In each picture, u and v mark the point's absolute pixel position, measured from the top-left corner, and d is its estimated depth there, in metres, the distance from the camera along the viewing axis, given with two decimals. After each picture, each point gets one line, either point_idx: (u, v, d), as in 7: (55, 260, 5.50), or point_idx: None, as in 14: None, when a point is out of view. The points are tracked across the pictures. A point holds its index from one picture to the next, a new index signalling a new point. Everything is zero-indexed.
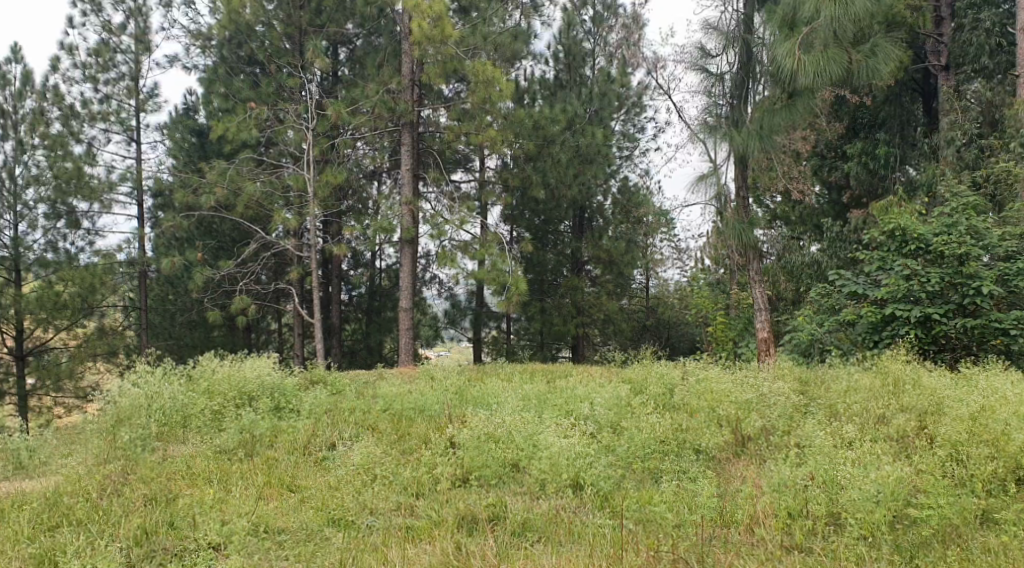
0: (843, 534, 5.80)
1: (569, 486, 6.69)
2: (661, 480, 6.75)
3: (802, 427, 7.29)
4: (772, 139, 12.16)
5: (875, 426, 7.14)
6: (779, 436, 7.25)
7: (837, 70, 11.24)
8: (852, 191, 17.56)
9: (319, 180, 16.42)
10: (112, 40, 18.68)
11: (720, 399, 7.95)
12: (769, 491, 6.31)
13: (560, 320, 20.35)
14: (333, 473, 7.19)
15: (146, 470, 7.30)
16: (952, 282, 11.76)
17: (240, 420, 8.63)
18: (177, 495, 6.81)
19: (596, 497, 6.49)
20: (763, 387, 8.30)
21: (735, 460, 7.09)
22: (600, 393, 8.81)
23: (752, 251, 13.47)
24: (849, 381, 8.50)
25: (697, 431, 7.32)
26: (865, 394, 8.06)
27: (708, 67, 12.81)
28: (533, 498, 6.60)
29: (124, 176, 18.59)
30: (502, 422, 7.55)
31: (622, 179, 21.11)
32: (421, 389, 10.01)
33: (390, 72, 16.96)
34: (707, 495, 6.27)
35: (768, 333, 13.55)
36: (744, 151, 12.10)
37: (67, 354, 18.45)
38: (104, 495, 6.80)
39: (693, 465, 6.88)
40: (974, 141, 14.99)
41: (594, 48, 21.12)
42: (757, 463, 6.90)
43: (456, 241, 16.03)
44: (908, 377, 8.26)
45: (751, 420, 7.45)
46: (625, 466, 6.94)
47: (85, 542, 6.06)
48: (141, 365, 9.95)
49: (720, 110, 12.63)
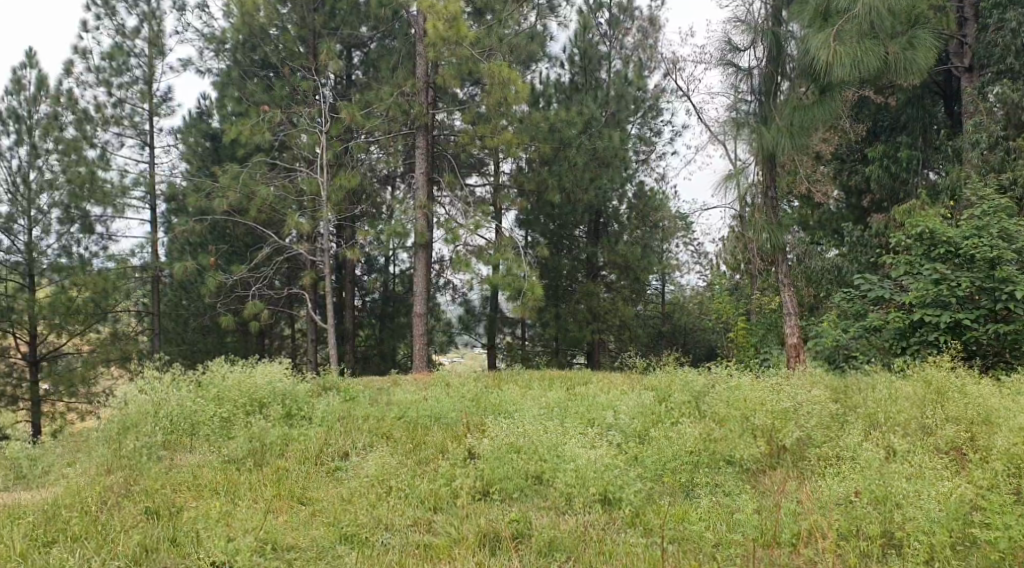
0: (901, 556, 5.48)
1: (597, 500, 6.40)
2: (693, 494, 6.46)
3: (842, 437, 6.97)
4: (803, 137, 11.79)
5: (922, 437, 6.81)
6: (818, 448, 6.93)
7: (874, 63, 10.76)
8: (873, 195, 17.19)
9: (333, 183, 16.22)
10: (126, 44, 18.58)
11: (754, 406, 7.62)
12: (811, 508, 6.00)
13: (575, 327, 20.08)
14: (345, 485, 6.94)
15: (150, 481, 7.06)
16: (983, 287, 11.39)
17: (250, 427, 8.37)
18: (182, 509, 6.57)
19: (627, 514, 6.19)
20: (796, 394, 7.97)
21: (771, 473, 6.78)
22: (623, 401, 8.54)
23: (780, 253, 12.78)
24: (886, 389, 8.17)
25: (731, 442, 7.01)
26: (906, 402, 7.71)
27: (735, 63, 12.47)
28: (559, 514, 6.30)
29: (137, 181, 18.48)
30: (524, 431, 7.26)
31: (638, 183, 20.82)
32: (437, 396, 9.76)
33: (404, 74, 16.73)
34: (747, 514, 5.96)
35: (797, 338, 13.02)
36: (774, 149, 11.81)
37: (79, 359, 18.29)
38: (103, 509, 6.57)
39: (729, 480, 6.57)
40: (1000, 143, 14.59)
41: (611, 51, 20.85)
42: (795, 477, 6.59)
43: (471, 246, 15.75)
44: (946, 383, 7.92)
45: (788, 430, 7.13)
46: (656, 479, 6.65)
47: (83, 560, 5.83)
48: (150, 371, 9.72)
49: (748, 107, 12.30)
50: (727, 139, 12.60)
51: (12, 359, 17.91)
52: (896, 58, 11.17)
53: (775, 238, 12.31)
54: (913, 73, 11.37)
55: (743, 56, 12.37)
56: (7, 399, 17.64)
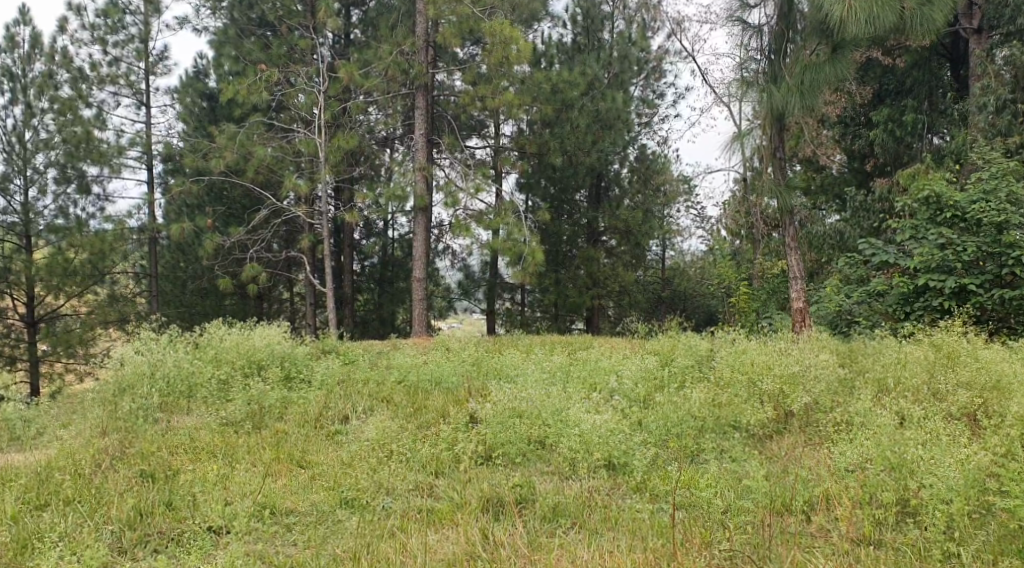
0: (915, 524, 5.44)
1: (602, 466, 6.33)
2: (698, 459, 6.38)
3: (851, 403, 6.88)
4: (814, 97, 11.49)
5: (934, 403, 6.72)
6: (826, 414, 6.85)
7: (891, 18, 10.38)
8: (876, 160, 16.98)
9: (331, 144, 15.96)
10: (122, 1, 18.18)
11: (761, 372, 7.52)
12: (820, 476, 5.94)
13: (575, 292, 19.88)
14: (345, 448, 6.87)
15: (145, 444, 6.98)
16: (989, 252, 11.25)
17: (248, 390, 8.28)
18: (178, 472, 6.50)
19: (632, 479, 6.13)
20: (804, 359, 7.87)
21: (778, 439, 6.69)
22: (626, 365, 8.46)
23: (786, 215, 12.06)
24: (895, 354, 8.07)
25: (738, 407, 6.92)
26: (915, 366, 7.63)
27: (746, 19, 12.02)
28: (563, 479, 6.24)
29: (133, 141, 18.21)
30: (527, 396, 7.17)
31: (640, 146, 20.54)
32: (437, 360, 9.67)
33: (404, 32, 16.38)
34: (755, 480, 5.89)
35: (803, 304, 12.09)
36: (784, 109, 11.48)
37: (77, 321, 18.18)
38: (97, 471, 6.50)
39: (736, 446, 6.50)
40: (1007, 106, 14.32)
41: (613, 11, 20.36)
42: (803, 443, 6.53)
43: (470, 209, 15.56)
44: (953, 350, 7.82)
45: (795, 395, 7.03)
46: (660, 444, 6.58)
47: (77, 524, 5.77)
48: (148, 333, 9.61)
49: (758, 66, 11.91)
50: (734, 100, 12.27)
51: (10, 320, 17.81)
52: (911, 13, 10.80)
53: (783, 200, 11.94)
54: (927, 28, 11.04)
55: (752, 13, 11.93)
56: (5, 360, 17.56)
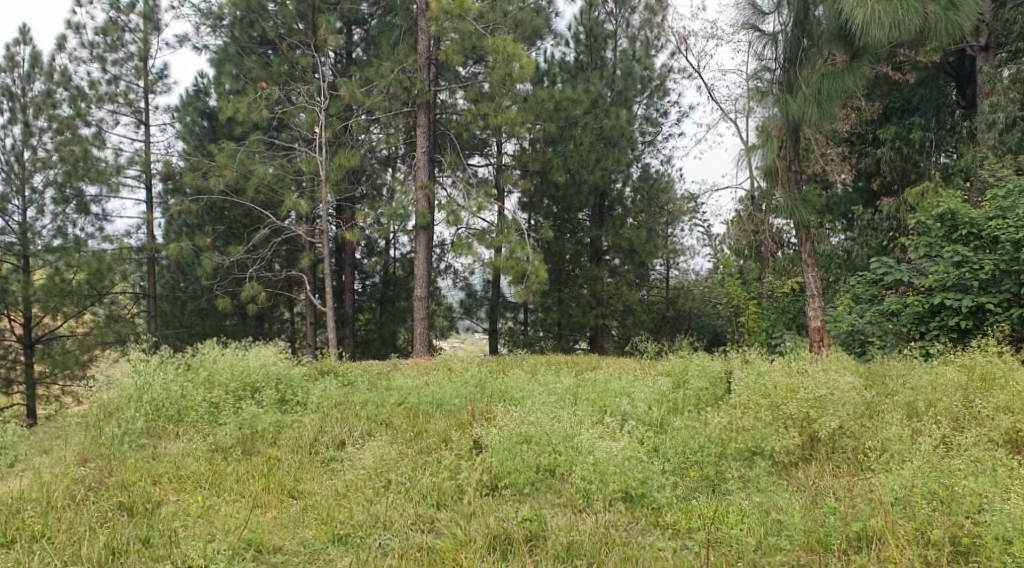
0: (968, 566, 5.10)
1: (618, 498, 5.98)
2: (717, 491, 6.05)
3: (881, 429, 6.53)
4: (831, 106, 10.74)
5: (973, 428, 6.37)
6: (855, 442, 6.51)
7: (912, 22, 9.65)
8: (883, 178, 16.72)
9: (333, 163, 15.69)
10: (121, 19, 18.04)
11: (787, 394, 7.13)
12: (858, 509, 5.61)
13: (579, 312, 19.47)
14: (340, 477, 6.54)
15: (127, 473, 6.66)
16: (1007, 270, 10.91)
17: (240, 413, 7.95)
18: (159, 503, 6.18)
19: (651, 513, 5.81)
20: (829, 380, 7.50)
21: (805, 467, 6.36)
22: (639, 387, 8.15)
23: (803, 231, 11.38)
24: (921, 376, 7.72)
25: (762, 432, 6.59)
26: (946, 388, 7.27)
27: (762, 26, 11.31)
28: (576, 512, 5.89)
29: (131, 160, 18.00)
30: (536, 420, 6.84)
31: (644, 165, 20.30)
32: (439, 381, 9.31)
33: (406, 50, 16.16)
34: (787, 514, 5.55)
35: (821, 323, 11.71)
36: (800, 120, 10.80)
37: (75, 342, 17.86)
38: (71, 504, 6.16)
39: (759, 474, 6.17)
40: (1018, 122, 13.99)
41: (617, 29, 20.10)
42: (829, 472, 6.20)
43: (473, 228, 15.26)
44: (983, 371, 7.48)
45: (822, 420, 6.67)
46: (678, 474, 6.27)
47: (43, 564, 5.42)
48: (138, 354, 9.28)
49: (773, 77, 11.25)
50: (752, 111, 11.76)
51: (7, 341, 17.53)
52: (937, 18, 10.02)
53: (799, 217, 11.06)
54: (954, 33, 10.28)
55: (768, 20, 11.28)
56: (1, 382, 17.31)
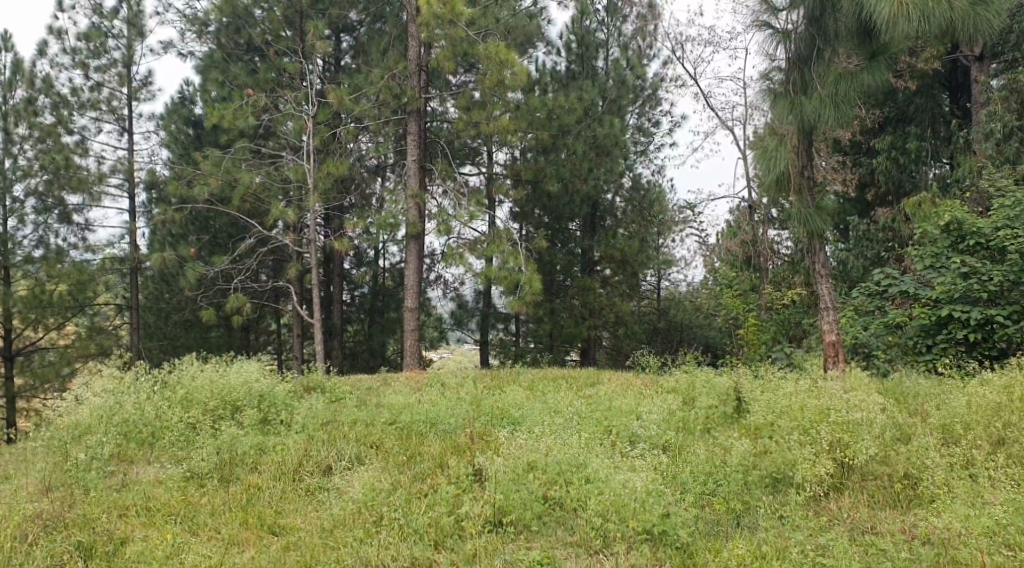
0: None
1: (641, 538, 5.59)
2: (742, 526, 5.70)
3: (921, 459, 6.16)
4: (847, 109, 10.43)
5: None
6: (888, 472, 6.14)
7: (942, 14, 9.15)
8: (878, 188, 16.45)
9: (320, 170, 15.24)
10: (104, 25, 17.57)
11: (814, 418, 6.75)
12: (914, 552, 5.21)
13: (571, 323, 18.98)
14: (327, 509, 6.13)
15: (89, 506, 6.25)
16: (1016, 281, 10.51)
17: (219, 435, 7.51)
18: (123, 542, 5.78)
19: (677, 554, 5.40)
20: (858, 400, 7.09)
21: (836, 498, 5.99)
22: (647, 406, 7.76)
23: (817, 240, 10.86)
24: (947, 401, 7.32)
25: (786, 459, 6.25)
26: (979, 409, 6.88)
27: (773, 25, 10.86)
28: (591, 553, 5.49)
29: (114, 168, 17.50)
30: (541, 447, 6.45)
31: (635, 175, 19.94)
32: (432, 398, 8.84)
33: (396, 56, 15.71)
34: (829, 557, 5.16)
35: (837, 336, 10.81)
36: (816, 122, 10.41)
37: (56, 354, 17.28)
38: (28, 544, 5.73)
39: (788, 506, 5.81)
40: (1016, 133, 13.58)
41: (608, 38, 19.57)
42: (866, 506, 5.84)
43: (463, 238, 14.74)
44: (1017, 392, 7.08)
45: (858, 446, 6.28)
46: (702, 509, 5.90)
47: None
48: (114, 370, 8.84)
49: (784, 76, 10.82)
50: (758, 112, 11.24)
51: None
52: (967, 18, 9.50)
53: (810, 227, 10.59)
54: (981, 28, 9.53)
55: (780, 17, 10.75)
56: None
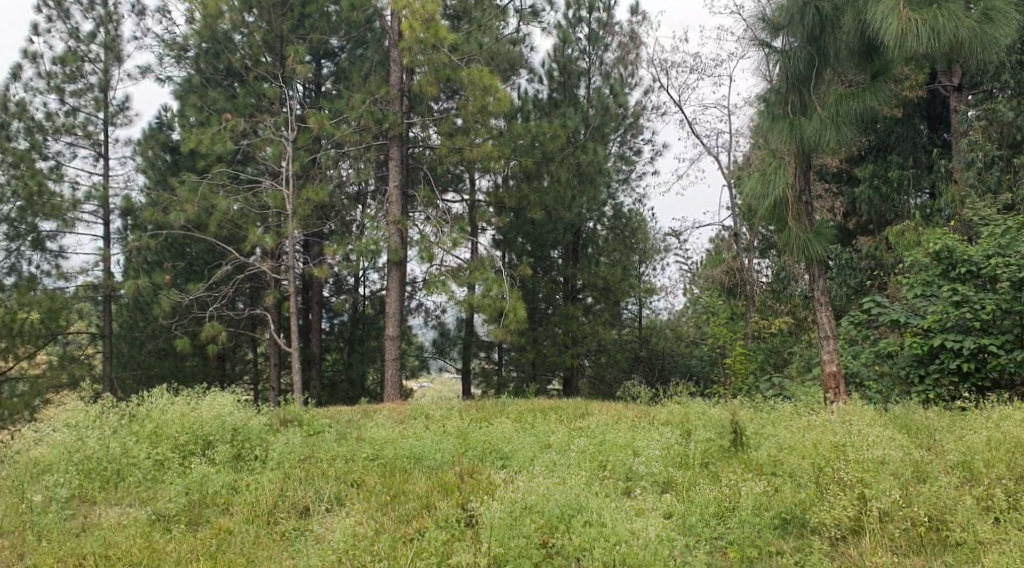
0: None
1: None
2: None
3: (942, 502, 5.88)
4: (843, 132, 10.28)
5: None
6: (903, 513, 5.86)
7: (950, 31, 9.13)
8: (861, 217, 16.40)
9: (300, 196, 14.93)
10: (81, 49, 17.20)
11: (826, 455, 6.50)
12: None
13: (554, 352, 18.60)
14: (307, 557, 5.72)
15: (43, 557, 5.83)
16: (1007, 310, 10.36)
17: (189, 473, 7.11)
18: None
19: None
20: (868, 435, 6.83)
21: (852, 543, 5.73)
22: (643, 440, 7.46)
23: (816, 267, 10.71)
24: (952, 439, 7.05)
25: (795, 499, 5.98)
26: (991, 448, 6.63)
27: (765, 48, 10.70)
28: None
29: (89, 194, 17.05)
30: (538, 489, 6.12)
31: (617, 203, 19.78)
32: (415, 432, 8.46)
33: (377, 82, 15.45)
34: None
35: (836, 367, 10.59)
36: (811, 145, 10.25)
37: (26, 385, 16.68)
38: None
39: (803, 555, 5.53)
40: (996, 162, 13.72)
41: (590, 66, 19.51)
42: (883, 551, 5.56)
43: (446, 266, 14.40)
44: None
45: (874, 488, 6.02)
46: (708, 558, 5.59)
47: None
48: (79, 404, 8.39)
49: (778, 99, 10.66)
50: (751, 136, 11.06)
51: None
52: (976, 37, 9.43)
53: (806, 253, 10.43)
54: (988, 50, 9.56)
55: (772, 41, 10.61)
56: None
